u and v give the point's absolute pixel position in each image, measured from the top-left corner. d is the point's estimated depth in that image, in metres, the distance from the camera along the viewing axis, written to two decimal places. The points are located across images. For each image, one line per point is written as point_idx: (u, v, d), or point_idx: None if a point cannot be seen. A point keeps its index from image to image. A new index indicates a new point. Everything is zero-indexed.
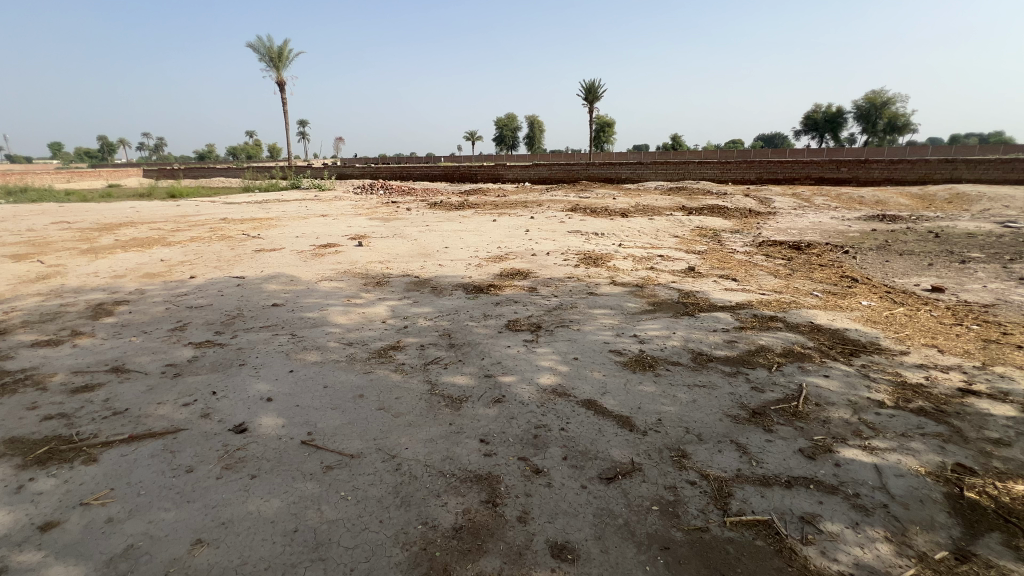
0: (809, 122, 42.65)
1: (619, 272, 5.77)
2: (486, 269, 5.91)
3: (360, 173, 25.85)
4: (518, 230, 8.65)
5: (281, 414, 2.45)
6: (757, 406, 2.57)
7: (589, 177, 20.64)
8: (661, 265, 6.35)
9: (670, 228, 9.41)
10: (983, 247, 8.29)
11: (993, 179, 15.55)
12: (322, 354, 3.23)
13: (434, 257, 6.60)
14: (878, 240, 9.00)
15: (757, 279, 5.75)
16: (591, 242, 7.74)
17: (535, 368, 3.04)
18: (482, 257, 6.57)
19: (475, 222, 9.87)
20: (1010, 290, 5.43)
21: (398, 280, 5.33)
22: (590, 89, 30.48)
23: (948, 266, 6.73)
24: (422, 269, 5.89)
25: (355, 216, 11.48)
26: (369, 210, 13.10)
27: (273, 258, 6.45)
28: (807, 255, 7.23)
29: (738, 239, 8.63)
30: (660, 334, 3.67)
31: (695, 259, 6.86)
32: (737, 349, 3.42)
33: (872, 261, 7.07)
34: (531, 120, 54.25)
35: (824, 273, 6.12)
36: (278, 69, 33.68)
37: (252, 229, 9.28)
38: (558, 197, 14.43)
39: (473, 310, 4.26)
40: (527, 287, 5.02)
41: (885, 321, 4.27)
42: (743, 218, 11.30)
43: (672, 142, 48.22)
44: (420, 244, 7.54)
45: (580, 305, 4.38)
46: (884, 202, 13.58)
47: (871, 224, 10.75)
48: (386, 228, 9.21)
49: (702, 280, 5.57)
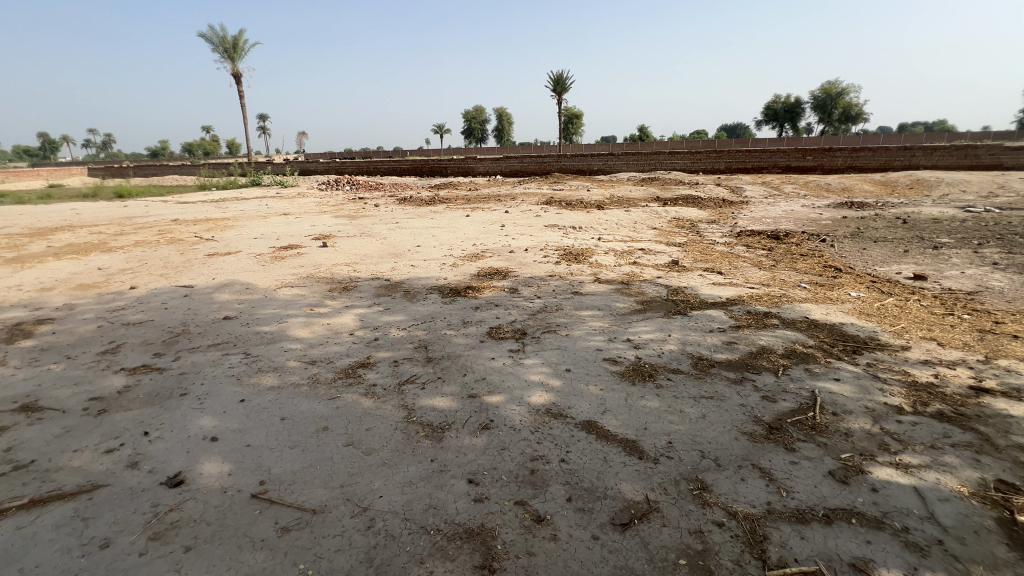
0: (770, 112, 43.62)
1: (602, 268, 5.51)
2: (461, 268, 5.55)
3: (324, 168, 24.87)
4: (494, 225, 8.30)
5: (228, 459, 2.06)
6: (772, 420, 2.33)
7: (561, 169, 20.42)
8: (643, 259, 6.12)
9: (648, 220, 9.23)
10: (950, 232, 8.44)
11: (948, 165, 16.10)
12: (278, 378, 2.82)
13: (405, 257, 6.19)
14: (851, 227, 9.06)
15: (742, 272, 5.59)
16: (569, 236, 7.47)
17: (525, 383, 2.72)
18: (457, 256, 6.19)
19: (447, 217, 9.45)
20: (988, 276, 5.46)
21: (367, 285, 4.91)
22: (558, 80, 30.19)
23: (923, 252, 6.78)
24: (393, 271, 5.48)
25: (320, 214, 10.86)
26: (334, 207, 12.46)
27: (228, 262, 5.90)
28: (787, 244, 7.16)
29: (716, 230, 8.52)
30: (655, 337, 3.40)
31: (677, 252, 6.68)
32: (738, 352, 3.18)
33: (850, 249, 7.06)
34: (499, 112, 53.63)
35: (806, 263, 6.03)
36: (233, 60, 32.04)
37: (206, 231, 8.60)
38: (531, 190, 14.11)
39: (451, 315, 3.91)
40: (507, 288, 4.69)
41: (878, 313, 4.15)
42: (717, 208, 11.26)
43: (639, 132, 48.55)
44: (390, 243, 7.10)
45: (566, 307, 4.09)
46: (850, 188, 13.85)
47: (840, 212, 10.89)
48: (353, 226, 8.68)
49: (688, 274, 5.38)
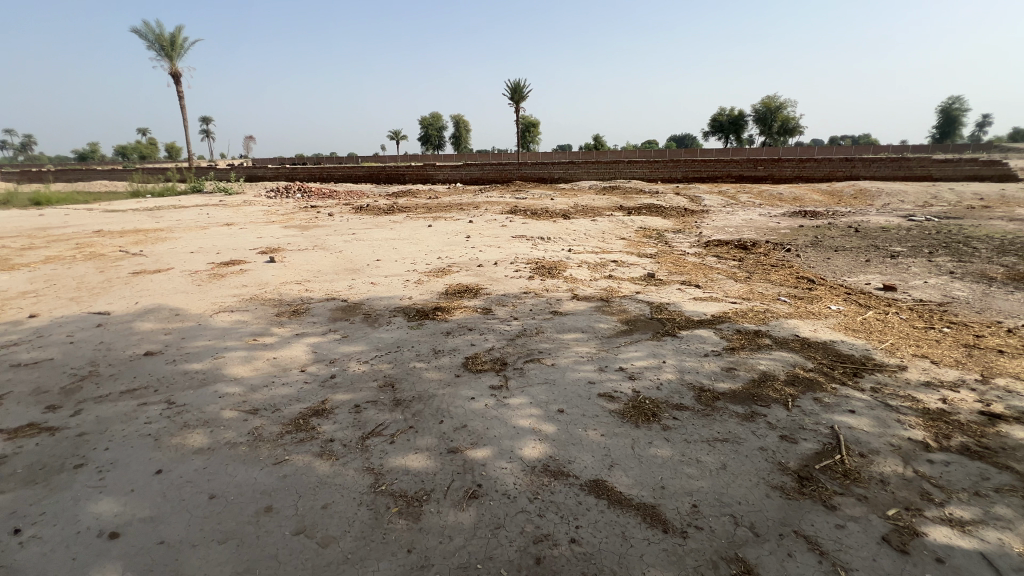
0: (716, 124, 45.54)
1: (578, 283, 5.21)
2: (427, 285, 5.09)
3: (273, 175, 23.57)
4: (459, 236, 7.87)
5: (132, 568, 1.54)
6: (801, 468, 2.05)
7: (522, 177, 20.23)
8: (618, 272, 5.88)
9: (615, 230, 9.07)
10: (901, 240, 8.76)
11: (885, 176, 17.07)
12: (209, 436, 2.28)
13: (364, 273, 5.66)
14: (809, 236, 9.26)
15: (719, 284, 5.44)
16: (539, 248, 7.15)
17: (513, 431, 2.33)
18: (421, 271, 5.73)
19: (408, 228, 8.94)
20: (950, 285, 5.56)
21: (321, 308, 4.36)
22: (516, 88, 30.17)
23: (883, 261, 6.92)
24: (351, 290, 4.95)
25: (267, 224, 10.04)
26: (284, 216, 11.62)
27: (157, 282, 5.17)
28: (755, 255, 7.15)
29: (684, 240, 8.47)
30: (649, 365, 3.09)
31: (651, 264, 6.49)
32: (740, 380, 2.92)
33: (815, 258, 7.12)
34: (457, 119, 53.20)
35: (779, 274, 5.98)
36: (172, 59, 30.00)
37: (134, 244, 7.66)
38: (494, 198, 13.77)
39: (419, 343, 3.45)
40: (479, 309, 4.28)
41: (864, 328, 4.04)
42: (680, 217, 11.32)
43: (595, 141, 49.43)
44: (346, 256, 6.52)
45: (547, 330, 3.73)
46: (800, 198, 14.38)
47: (796, 221, 11.18)
48: (304, 238, 7.99)
49: (666, 289, 5.17)
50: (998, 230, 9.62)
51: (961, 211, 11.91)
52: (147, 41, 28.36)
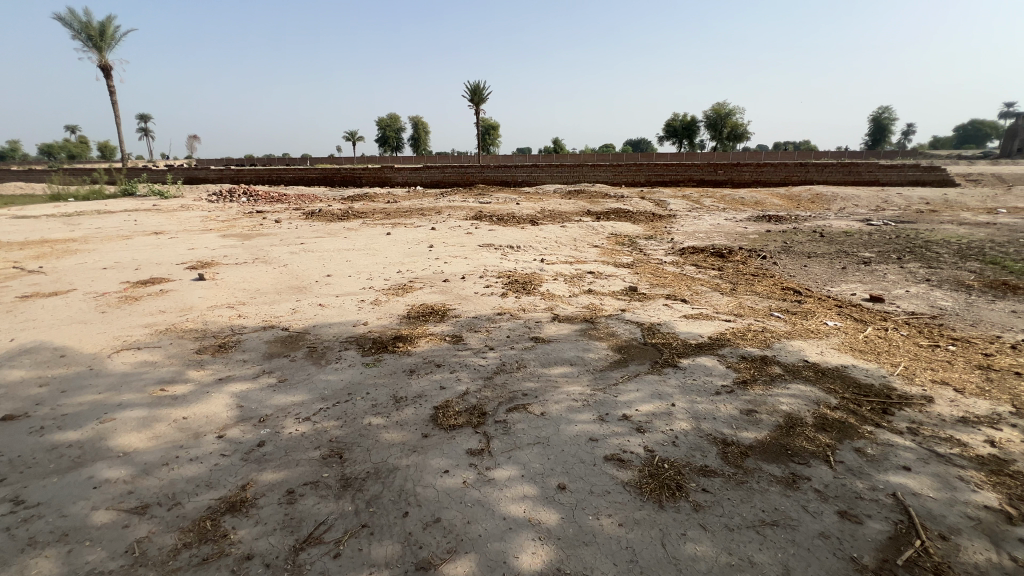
0: (671, 130, 46.59)
1: (556, 300, 4.68)
2: (386, 306, 4.43)
3: (217, 176, 21.89)
4: (421, 246, 7.19)
5: None
6: (880, 568, 1.59)
7: (485, 180, 19.63)
8: (598, 286, 5.41)
9: (587, 237, 8.65)
10: (867, 246, 8.77)
11: (837, 181, 17.61)
12: (62, 564, 1.58)
13: (311, 292, 4.93)
14: (779, 242, 9.16)
15: (706, 298, 5.07)
16: (509, 258, 6.60)
17: (503, 526, 1.75)
18: (379, 288, 5.05)
19: (365, 236, 8.19)
20: (932, 295, 5.41)
21: (255, 340, 3.62)
22: (475, 90, 29.55)
23: (858, 269, 6.80)
24: (294, 315, 4.21)
25: (203, 233, 8.99)
26: (224, 223, 10.52)
27: (49, 308, 4.25)
28: (733, 263, 6.87)
29: (658, 247, 8.13)
30: (657, 410, 2.59)
31: (630, 275, 6.07)
32: (765, 428, 2.46)
33: (792, 266, 6.92)
34: (415, 120, 51.91)
35: (763, 285, 5.69)
36: (101, 51, 27.55)
37: (34, 258, 6.53)
38: (456, 202, 13.11)
39: (376, 389, 2.81)
40: (448, 337, 3.68)
41: (870, 348, 3.72)
42: (648, 222, 11.06)
43: (555, 145, 49.48)
44: (291, 271, 5.74)
45: (530, 365, 3.17)
46: (761, 202, 14.53)
47: (762, 226, 11.16)
48: (244, 250, 7.08)
49: (652, 305, 4.73)
50: (953, 234, 9.86)
51: (913, 215, 12.28)
52: (71, 31, 25.83)
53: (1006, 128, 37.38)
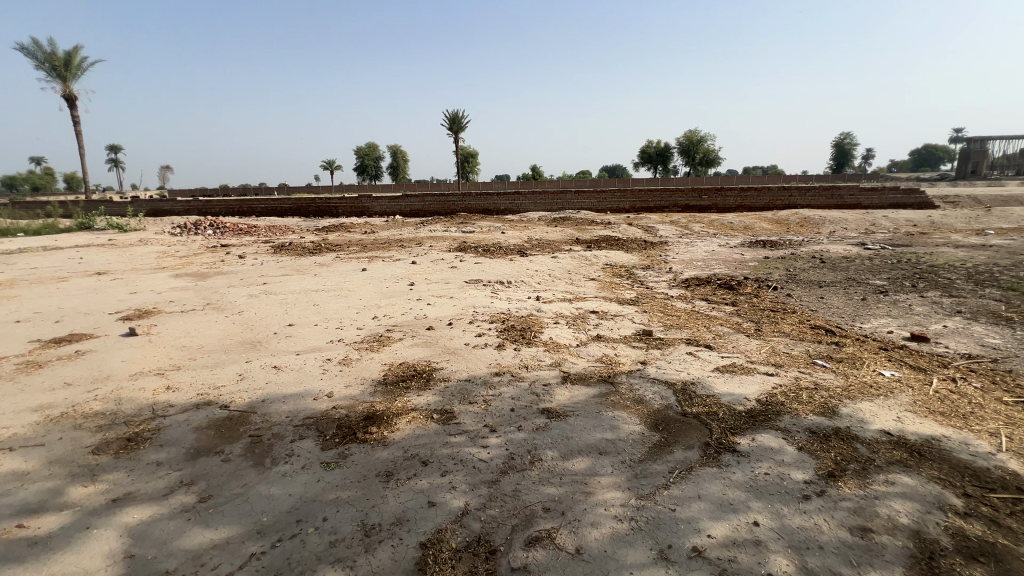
0: (646, 156, 47.29)
1: (564, 353, 3.93)
2: (358, 367, 3.62)
3: (183, 208, 20.80)
4: (400, 284, 6.41)
5: None
6: None
7: (466, 208, 19.05)
8: (606, 330, 4.70)
9: (582, 268, 8.00)
10: (874, 272, 8.34)
11: (820, 204, 17.58)
12: None
13: (266, 348, 4.08)
14: (782, 269, 8.67)
15: (732, 343, 4.41)
16: (500, 296, 5.88)
17: None
18: (350, 341, 4.24)
19: (337, 272, 7.39)
20: (975, 331, 4.86)
21: (180, 427, 2.75)
22: (454, 118, 29.37)
23: (878, 299, 6.28)
24: (239, 384, 3.35)
25: (154, 271, 8.03)
26: (181, 259, 9.54)
27: None
28: (746, 297, 6.28)
29: (658, 279, 7.53)
30: (737, 537, 1.85)
31: (638, 315, 5.38)
32: (896, 563, 1.74)
33: (808, 298, 6.37)
34: (394, 150, 51.69)
35: (788, 323, 5.07)
36: (65, 81, 26.52)
37: None
38: (437, 232, 12.41)
39: (339, 511, 2.00)
40: (436, 413, 2.89)
41: (951, 409, 3.07)
42: (642, 249, 10.53)
43: (534, 172, 49.62)
44: (246, 320, 4.88)
45: (548, 457, 2.40)
46: (751, 226, 14.24)
47: (758, 252, 10.73)
48: (195, 293, 6.18)
49: (675, 354, 4.04)
50: (953, 257, 9.55)
51: (904, 238, 12.06)
52: (34, 61, 24.79)
53: (961, 153, 38.97)
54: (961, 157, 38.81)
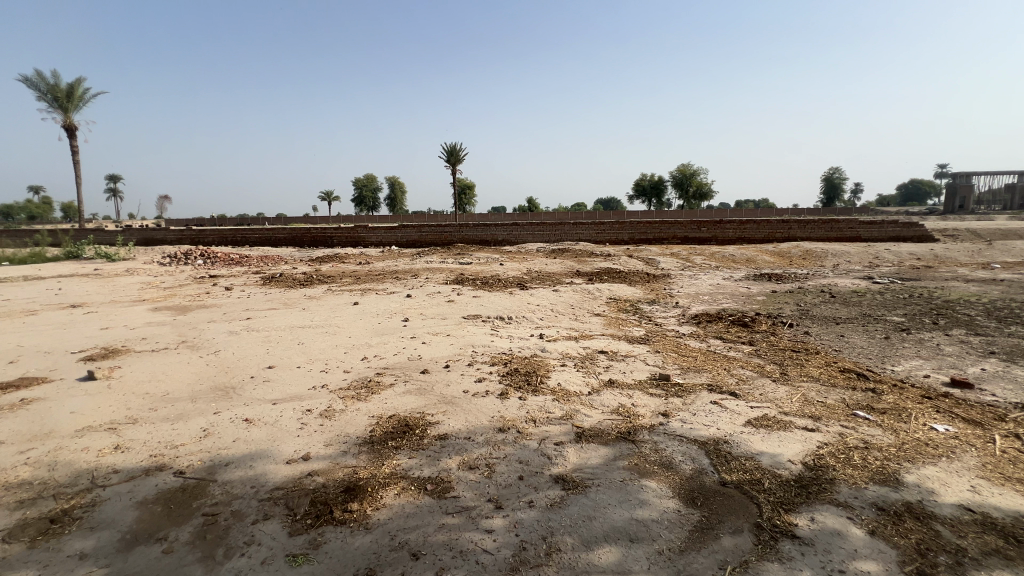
0: (640, 189, 47.87)
1: (575, 403, 3.49)
2: (342, 420, 3.16)
3: (176, 237, 20.45)
4: (393, 320, 5.99)
5: None
6: None
7: (464, 239, 18.83)
8: (618, 374, 4.28)
9: (585, 303, 7.63)
10: (888, 307, 8.01)
11: (819, 237, 17.48)
12: None
13: (240, 395, 3.63)
14: (793, 304, 8.34)
15: (759, 390, 3.99)
16: (500, 334, 5.47)
17: None
18: (335, 387, 3.79)
19: (328, 306, 6.97)
20: (1018, 374, 4.47)
21: (119, 502, 2.28)
22: (452, 151, 29.63)
23: (903, 337, 5.91)
24: (200, 443, 2.88)
25: (133, 304, 7.58)
26: (164, 291, 9.11)
27: None
28: (762, 335, 5.90)
29: (667, 314, 7.16)
30: None
31: (652, 356, 4.96)
32: None
33: (828, 336, 6.00)
34: (392, 182, 52.26)
35: (815, 366, 4.66)
36: (67, 112, 26.66)
37: None
38: (434, 264, 12.07)
39: None
40: (431, 482, 2.43)
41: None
42: (645, 283, 10.21)
43: (530, 204, 49.96)
44: (222, 361, 4.43)
45: (567, 548, 1.95)
46: (753, 258, 14.02)
47: (764, 285, 10.42)
48: (172, 329, 5.73)
49: (698, 404, 3.61)
50: (966, 291, 9.27)
51: (910, 271, 11.83)
52: (37, 92, 24.95)
53: (950, 188, 39.65)
54: (949, 192, 39.45)
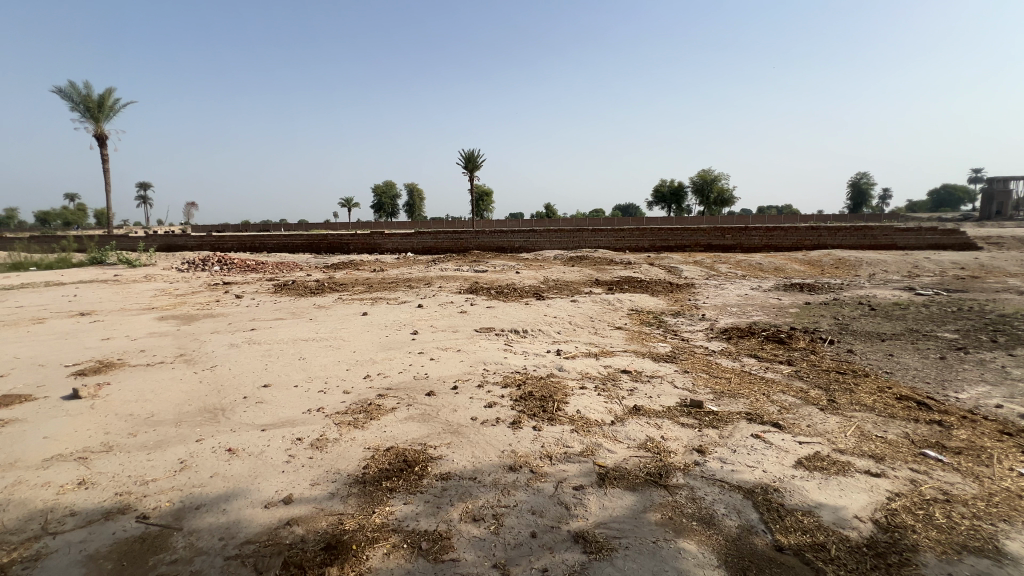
0: (659, 196, 47.02)
1: (596, 436, 3.08)
2: (334, 453, 2.81)
3: (196, 243, 20.67)
4: (402, 333, 5.66)
5: None
6: None
7: (480, 246, 18.55)
8: (645, 399, 3.84)
9: (606, 315, 7.19)
10: (937, 322, 7.36)
11: (852, 244, 16.66)
12: None
13: (228, 420, 3.31)
14: (829, 318, 7.76)
15: (806, 420, 3.51)
16: (514, 350, 5.08)
17: None
18: (331, 411, 3.44)
19: (336, 317, 6.69)
20: None
21: (67, 557, 1.96)
22: (470, 158, 29.60)
23: (962, 358, 5.32)
24: (174, 478, 2.55)
25: (142, 312, 7.44)
26: (176, 299, 8.98)
27: None
28: (801, 354, 5.38)
29: (694, 329, 6.68)
30: None
31: (680, 377, 4.50)
32: None
33: (875, 355, 5.44)
34: (411, 188, 52.62)
35: (867, 392, 4.14)
36: (98, 121, 27.40)
37: None
38: (449, 272, 11.77)
39: None
40: (427, 539, 2.05)
41: None
42: (668, 293, 9.70)
43: (548, 210, 49.54)
44: (216, 378, 4.15)
45: None
46: (782, 267, 13.35)
47: (797, 296, 9.81)
48: (173, 340, 5.51)
49: (738, 439, 3.15)
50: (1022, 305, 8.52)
51: (955, 282, 11.03)
52: (70, 103, 25.69)
53: (988, 193, 37.79)
54: (987, 197, 37.62)
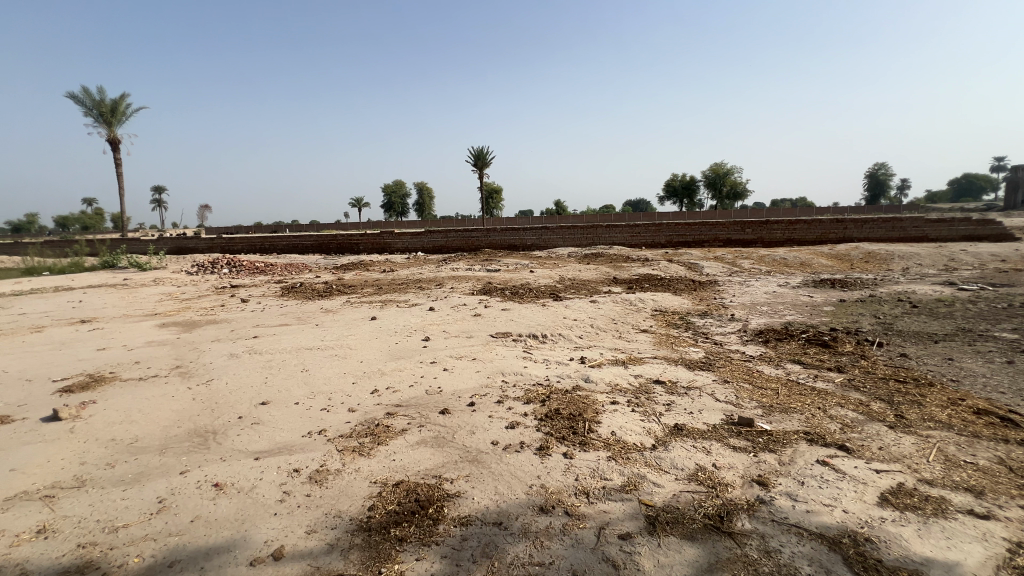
0: (671, 190, 46.17)
1: (637, 466, 2.64)
2: (335, 490, 2.42)
3: (206, 245, 20.58)
4: (412, 340, 5.27)
5: None
6: None
7: (491, 244, 18.15)
8: (686, 416, 3.39)
9: (628, 317, 6.73)
10: (992, 321, 6.76)
11: (879, 237, 15.95)
12: None
13: (218, 446, 2.94)
14: (870, 317, 7.20)
15: (878, 442, 3.04)
16: (534, 358, 4.66)
17: None
18: (333, 435, 3.05)
19: (343, 322, 6.34)
20: None
21: None
22: (480, 155, 29.23)
23: None
24: (149, 523, 2.19)
25: (143, 319, 7.16)
26: (181, 303, 8.73)
27: None
28: (850, 359, 4.88)
29: (727, 331, 6.18)
30: None
31: (721, 388, 4.04)
32: None
33: (933, 360, 4.92)
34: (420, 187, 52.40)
35: (938, 405, 3.64)
36: (110, 127, 27.51)
37: None
38: (461, 271, 11.37)
39: None
40: None
41: None
42: (691, 291, 9.20)
43: (558, 207, 48.82)
44: (211, 393, 3.81)
45: None
46: (809, 262, 12.74)
47: (829, 293, 9.24)
48: (170, 349, 5.20)
49: (804, 467, 2.70)
50: None
51: (998, 275, 10.34)
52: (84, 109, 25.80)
53: (1013, 182, 36.37)
54: (1013, 185, 36.19)
